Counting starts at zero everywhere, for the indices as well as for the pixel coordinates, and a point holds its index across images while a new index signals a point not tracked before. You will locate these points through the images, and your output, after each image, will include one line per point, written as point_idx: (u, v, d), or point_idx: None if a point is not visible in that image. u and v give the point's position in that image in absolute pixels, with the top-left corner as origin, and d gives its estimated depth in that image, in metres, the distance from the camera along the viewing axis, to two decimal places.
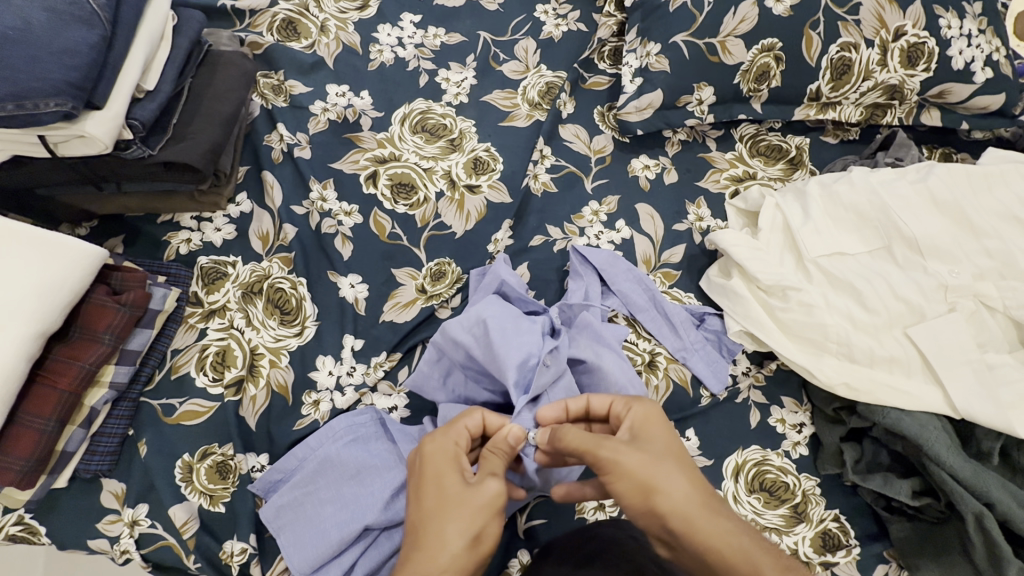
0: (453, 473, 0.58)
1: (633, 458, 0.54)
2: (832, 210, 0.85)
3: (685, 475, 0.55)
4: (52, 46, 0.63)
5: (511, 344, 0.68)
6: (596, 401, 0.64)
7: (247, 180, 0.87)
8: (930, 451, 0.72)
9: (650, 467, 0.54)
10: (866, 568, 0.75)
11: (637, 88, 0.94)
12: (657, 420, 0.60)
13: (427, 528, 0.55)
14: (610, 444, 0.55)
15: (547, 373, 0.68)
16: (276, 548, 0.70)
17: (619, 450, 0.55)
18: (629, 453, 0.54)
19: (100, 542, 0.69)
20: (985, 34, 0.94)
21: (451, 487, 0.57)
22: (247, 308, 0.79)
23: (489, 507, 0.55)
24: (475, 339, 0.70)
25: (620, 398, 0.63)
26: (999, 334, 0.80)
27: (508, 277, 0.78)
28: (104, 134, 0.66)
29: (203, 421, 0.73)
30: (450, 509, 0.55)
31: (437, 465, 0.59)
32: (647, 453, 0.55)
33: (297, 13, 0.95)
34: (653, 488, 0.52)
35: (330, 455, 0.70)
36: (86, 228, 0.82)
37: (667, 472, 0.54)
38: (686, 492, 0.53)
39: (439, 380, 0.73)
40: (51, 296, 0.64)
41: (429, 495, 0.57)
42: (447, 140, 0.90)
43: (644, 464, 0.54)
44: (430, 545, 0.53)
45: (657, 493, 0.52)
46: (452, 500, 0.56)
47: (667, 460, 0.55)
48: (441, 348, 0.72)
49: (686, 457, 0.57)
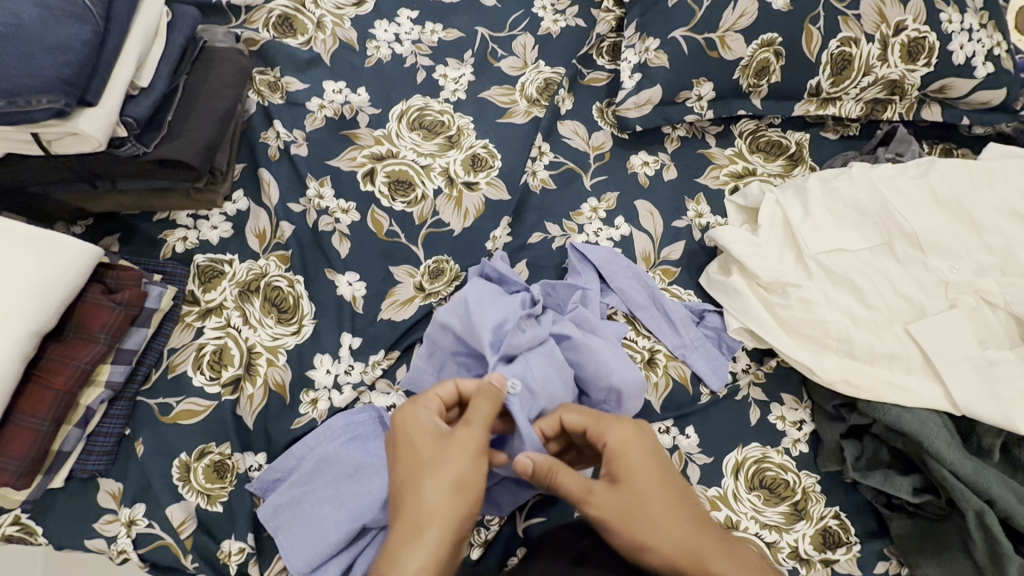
0: (426, 437, 0.58)
1: (620, 512, 0.57)
2: (832, 206, 0.85)
3: (671, 511, 0.57)
4: (44, 43, 0.62)
5: (485, 312, 0.69)
6: (570, 418, 0.63)
7: (244, 178, 0.86)
8: (930, 448, 0.72)
9: (642, 513, 0.57)
10: (866, 565, 0.75)
11: (636, 83, 0.93)
12: (634, 444, 0.60)
13: (405, 492, 0.56)
14: (599, 496, 0.57)
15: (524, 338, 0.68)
16: (274, 548, 0.70)
17: (606, 504, 0.57)
18: (616, 506, 0.57)
19: (97, 542, 0.69)
20: (986, 29, 0.93)
21: (426, 448, 0.57)
22: (243, 306, 0.78)
23: (465, 459, 0.56)
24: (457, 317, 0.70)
25: (593, 421, 0.62)
26: (1001, 330, 0.79)
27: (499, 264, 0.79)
28: (97, 132, 0.66)
29: (199, 420, 0.73)
30: (427, 469, 0.56)
31: (408, 429, 0.59)
32: (632, 500, 0.57)
33: (293, 9, 0.94)
34: (643, 544, 0.56)
35: (328, 455, 0.69)
36: (81, 226, 0.82)
37: (658, 523, 0.56)
38: (673, 534, 0.56)
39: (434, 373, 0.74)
40: (45, 296, 0.64)
41: (405, 458, 0.58)
42: (445, 137, 0.89)
43: (634, 513, 0.57)
44: (410, 505, 0.55)
45: (647, 543, 0.56)
46: (427, 460, 0.56)
47: (654, 503, 0.57)
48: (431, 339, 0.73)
49: (666, 486, 0.59)
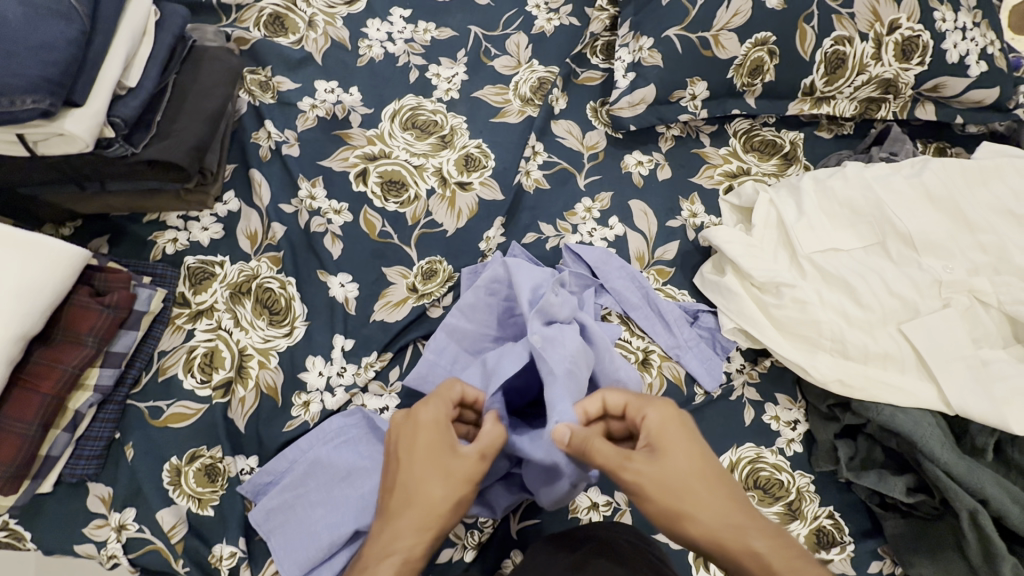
0: (442, 435, 0.59)
1: (658, 481, 0.56)
2: (826, 206, 0.84)
3: (710, 483, 0.57)
4: (28, 42, 0.61)
5: (527, 274, 0.73)
6: (611, 398, 0.63)
7: (235, 179, 0.85)
8: (923, 447, 0.72)
9: (680, 484, 0.56)
10: (861, 564, 0.75)
11: (630, 82, 0.93)
12: (674, 421, 0.60)
13: (417, 490, 0.57)
14: (637, 461, 0.57)
15: (561, 301, 0.71)
16: (265, 551, 0.69)
17: (643, 472, 0.57)
18: (654, 475, 0.57)
19: (88, 547, 0.68)
20: (979, 27, 0.93)
21: (441, 453, 0.58)
22: (235, 308, 0.78)
23: (475, 472, 0.58)
24: (496, 287, 0.75)
25: (633, 400, 0.62)
26: (994, 329, 0.79)
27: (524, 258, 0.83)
28: (84, 132, 0.65)
29: (190, 423, 0.72)
30: (440, 475, 0.57)
31: (422, 429, 0.60)
32: (671, 469, 0.57)
33: (284, 8, 0.94)
34: (682, 513, 0.56)
35: (318, 460, 0.69)
36: (70, 228, 0.81)
37: (695, 491, 0.56)
38: (713, 507, 0.56)
39: (446, 366, 0.74)
40: (30, 299, 0.63)
41: (417, 457, 0.59)
42: (438, 137, 0.89)
43: (673, 483, 0.56)
44: (417, 499, 0.57)
45: (685, 512, 0.56)
46: (442, 466, 0.58)
47: (695, 474, 0.57)
48: (453, 325, 0.74)
49: (706, 461, 0.58)
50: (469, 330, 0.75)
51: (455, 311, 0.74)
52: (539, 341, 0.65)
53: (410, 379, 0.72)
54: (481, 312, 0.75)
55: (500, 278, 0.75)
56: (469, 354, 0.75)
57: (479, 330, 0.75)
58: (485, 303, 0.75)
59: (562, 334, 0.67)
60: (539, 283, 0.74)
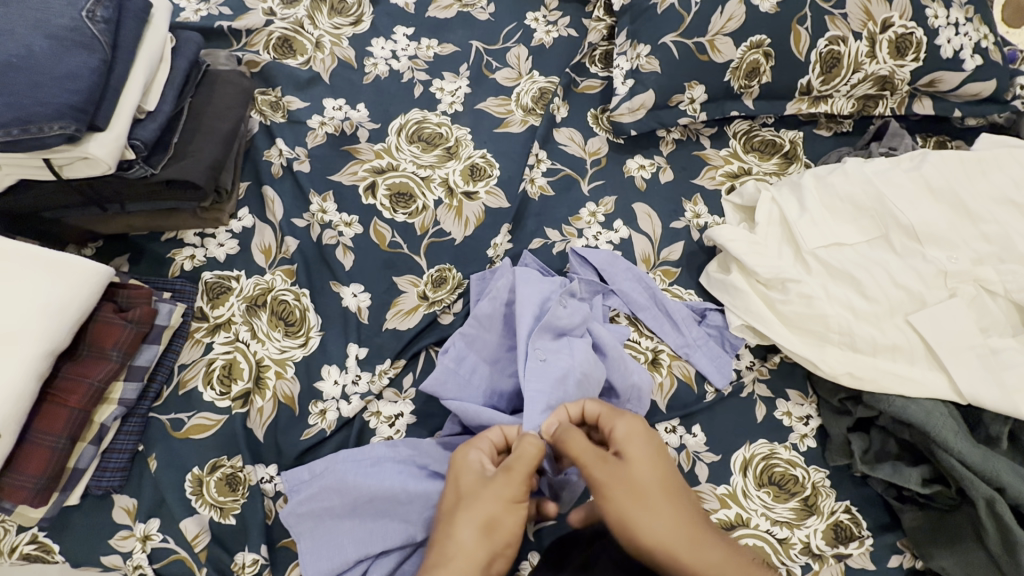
0: (471, 471, 0.59)
1: (617, 486, 0.57)
2: (830, 202, 0.85)
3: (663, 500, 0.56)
4: (54, 72, 0.64)
5: (535, 286, 0.75)
6: (590, 406, 0.64)
7: (248, 196, 0.88)
8: (937, 438, 0.72)
9: (632, 496, 0.56)
10: (880, 559, 0.74)
11: (629, 89, 0.95)
12: (641, 434, 0.60)
13: (444, 521, 0.57)
14: (603, 466, 0.58)
15: (569, 311, 0.74)
16: (287, 557, 0.70)
17: (606, 477, 0.57)
18: (614, 484, 0.57)
19: (114, 558, 0.69)
20: (972, 22, 0.94)
21: (468, 483, 0.58)
22: (251, 321, 0.79)
23: (501, 500, 0.56)
24: (507, 298, 0.75)
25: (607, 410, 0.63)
26: (1003, 318, 0.80)
27: (536, 266, 0.84)
28: (106, 155, 0.68)
29: (211, 434, 0.74)
30: (464, 504, 0.56)
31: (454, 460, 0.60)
32: (630, 479, 0.57)
33: (292, 31, 0.97)
34: (634, 523, 0.55)
35: (356, 470, 0.68)
36: (92, 248, 0.84)
37: (648, 497, 0.56)
38: (665, 521, 0.55)
39: (465, 376, 0.73)
40: (59, 315, 0.65)
41: (449, 491, 0.59)
42: (443, 148, 0.91)
43: (627, 489, 0.57)
44: (444, 538, 0.55)
45: (633, 516, 0.56)
46: (467, 495, 0.57)
47: (649, 486, 0.57)
48: (471, 335, 0.74)
49: (664, 475, 0.58)
50: (487, 341, 0.75)
51: (471, 322, 0.74)
52: (552, 356, 0.69)
53: (428, 384, 0.71)
54: (496, 323, 0.75)
55: (509, 290, 0.75)
56: (487, 364, 0.74)
57: (496, 340, 0.75)
58: (500, 314, 0.75)
59: (572, 347, 0.71)
60: (546, 295, 0.75)
